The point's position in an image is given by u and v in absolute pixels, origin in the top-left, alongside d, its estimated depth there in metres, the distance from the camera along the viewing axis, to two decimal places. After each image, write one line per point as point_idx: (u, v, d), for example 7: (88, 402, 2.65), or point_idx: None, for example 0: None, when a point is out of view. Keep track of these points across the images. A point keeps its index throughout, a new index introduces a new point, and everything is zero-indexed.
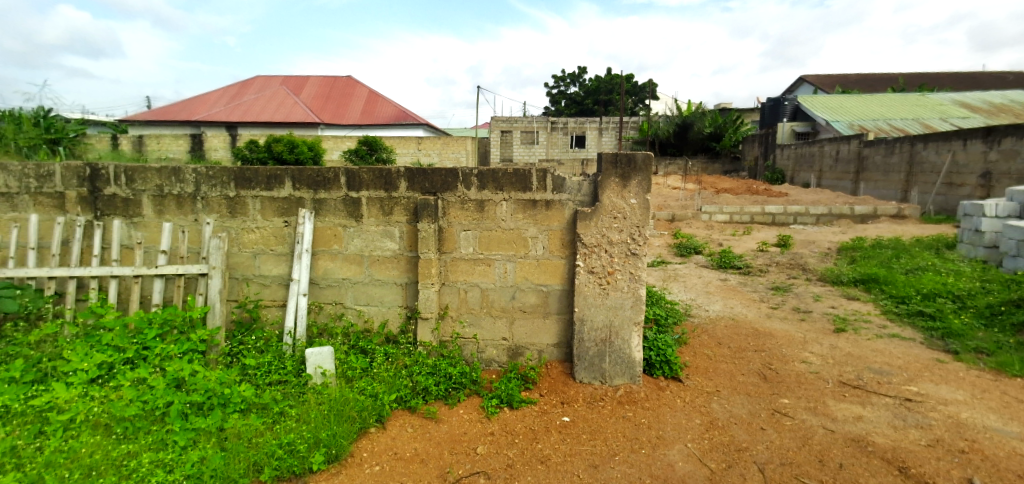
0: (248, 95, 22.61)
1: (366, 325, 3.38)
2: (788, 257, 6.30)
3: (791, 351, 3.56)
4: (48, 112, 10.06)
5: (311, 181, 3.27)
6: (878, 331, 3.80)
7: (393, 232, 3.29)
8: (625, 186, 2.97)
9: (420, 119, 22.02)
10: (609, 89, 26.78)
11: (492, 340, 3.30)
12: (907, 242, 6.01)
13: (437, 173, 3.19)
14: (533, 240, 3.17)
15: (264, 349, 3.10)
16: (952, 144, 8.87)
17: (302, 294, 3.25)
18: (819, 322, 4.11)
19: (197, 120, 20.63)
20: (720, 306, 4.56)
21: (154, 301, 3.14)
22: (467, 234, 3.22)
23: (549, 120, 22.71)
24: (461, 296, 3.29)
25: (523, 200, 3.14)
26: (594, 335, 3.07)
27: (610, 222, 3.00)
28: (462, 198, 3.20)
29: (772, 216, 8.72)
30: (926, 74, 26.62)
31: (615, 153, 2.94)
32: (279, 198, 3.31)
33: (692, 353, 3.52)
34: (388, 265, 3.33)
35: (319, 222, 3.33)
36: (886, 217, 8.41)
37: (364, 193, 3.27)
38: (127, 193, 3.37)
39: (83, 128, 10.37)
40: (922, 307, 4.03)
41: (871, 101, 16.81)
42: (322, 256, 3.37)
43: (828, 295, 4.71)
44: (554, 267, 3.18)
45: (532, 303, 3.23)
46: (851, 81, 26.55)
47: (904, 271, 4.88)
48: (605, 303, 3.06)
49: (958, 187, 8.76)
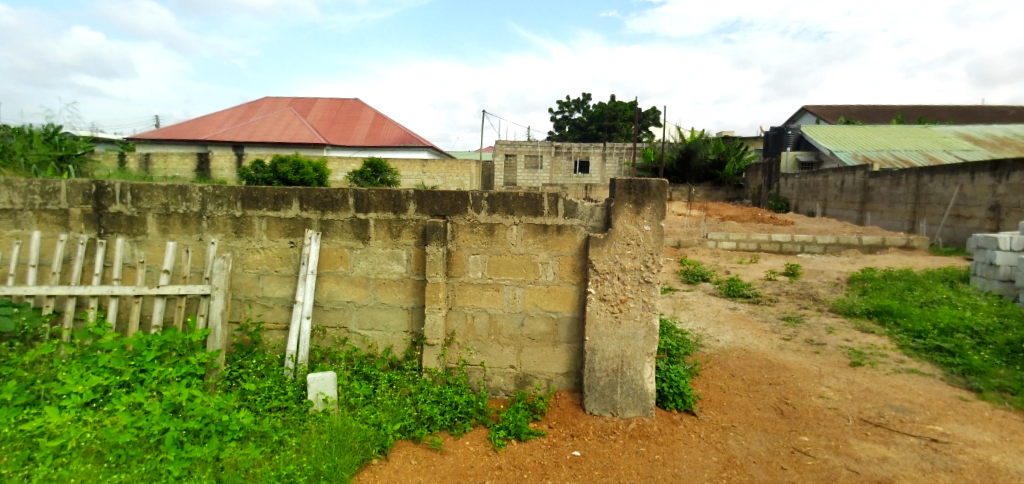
0: (256, 116, 22.91)
1: (370, 350, 3.30)
2: (797, 286, 6.21)
3: (807, 385, 3.44)
4: (58, 130, 10.19)
5: (319, 202, 3.23)
6: (896, 366, 3.70)
7: (400, 254, 3.23)
8: (638, 213, 2.92)
9: (425, 142, 22.23)
10: (612, 115, 27.04)
11: (499, 368, 3.20)
12: (918, 274, 5.92)
13: (447, 195, 3.15)
14: (543, 265, 3.11)
15: (264, 373, 3.00)
16: (959, 177, 8.85)
17: (306, 317, 3.17)
18: (834, 355, 4.00)
19: (204, 139, 20.86)
20: (731, 337, 4.45)
21: (154, 322, 3.06)
22: (476, 258, 3.16)
23: (553, 145, 22.88)
24: (468, 322, 3.20)
25: (534, 224, 3.08)
26: (605, 365, 2.98)
27: (622, 249, 2.93)
28: (471, 222, 3.15)
29: (778, 245, 8.65)
30: (927, 106, 26.88)
31: (628, 179, 2.89)
32: (286, 218, 3.26)
33: (704, 385, 3.42)
34: (394, 288, 3.26)
35: (326, 243, 3.28)
36: (894, 248, 8.33)
37: (372, 214, 3.22)
38: (131, 211, 3.33)
39: (92, 146, 10.48)
40: (940, 342, 3.92)
41: (874, 132, 16.90)
42: (326, 278, 3.31)
43: (841, 327, 4.61)
44: (564, 293, 3.10)
45: (541, 331, 3.15)
46: (852, 113, 26.75)
47: (918, 304, 4.79)
48: (617, 333, 2.97)
49: (966, 219, 8.71)
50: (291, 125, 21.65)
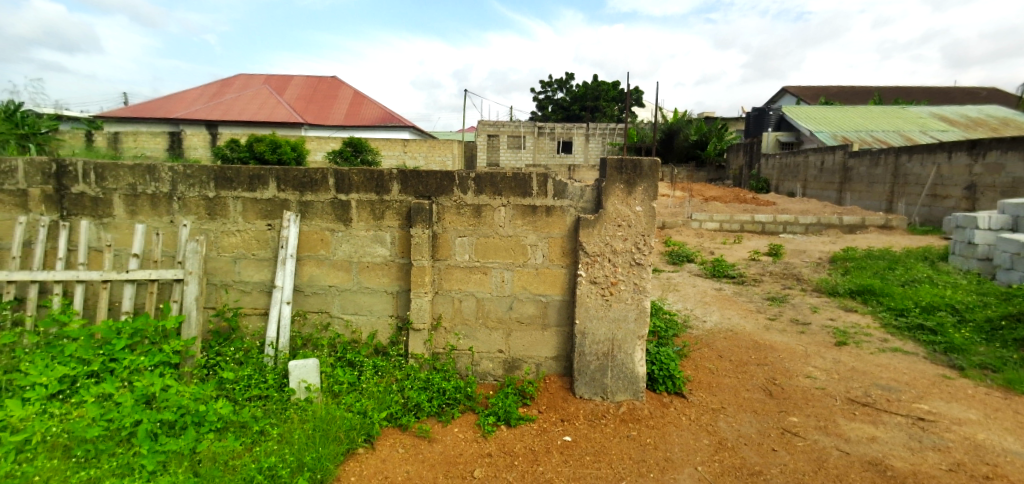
0: (229, 93, 22.14)
1: (354, 336, 3.19)
2: (780, 266, 6.26)
3: (794, 365, 3.46)
4: (19, 106, 9.67)
5: (297, 182, 3.08)
6: (880, 345, 3.74)
7: (384, 237, 3.11)
8: (630, 193, 2.84)
9: (406, 121, 21.81)
10: (596, 95, 26.80)
11: (488, 353, 3.13)
12: (898, 253, 6.02)
13: (432, 175, 3.02)
14: (532, 247, 3.02)
15: (243, 361, 2.88)
16: (937, 157, 9.00)
17: (285, 302, 3.04)
18: (819, 334, 4.03)
19: (176, 118, 20.11)
20: (718, 317, 4.45)
21: (124, 308, 2.90)
22: (463, 241, 3.06)
23: (536, 124, 22.63)
24: (455, 306, 3.12)
25: (522, 206, 2.99)
26: (595, 348, 2.93)
27: (614, 231, 2.86)
28: (458, 203, 3.04)
29: (761, 225, 8.72)
30: (903, 88, 27.31)
31: (619, 158, 2.80)
32: (262, 199, 3.10)
33: (693, 366, 3.41)
34: (378, 272, 3.15)
35: (305, 226, 3.14)
36: (873, 227, 8.46)
37: (354, 195, 3.09)
38: (96, 191, 3.13)
39: (55, 124, 9.98)
40: (922, 321, 3.98)
41: (853, 113, 17.11)
42: (306, 262, 3.17)
43: (825, 306, 4.65)
44: (554, 276, 3.03)
45: (530, 314, 3.08)
46: (832, 94, 27.02)
47: (899, 283, 4.85)
48: (608, 316, 2.92)
49: (943, 199, 8.88)
50: (267, 103, 21.00)
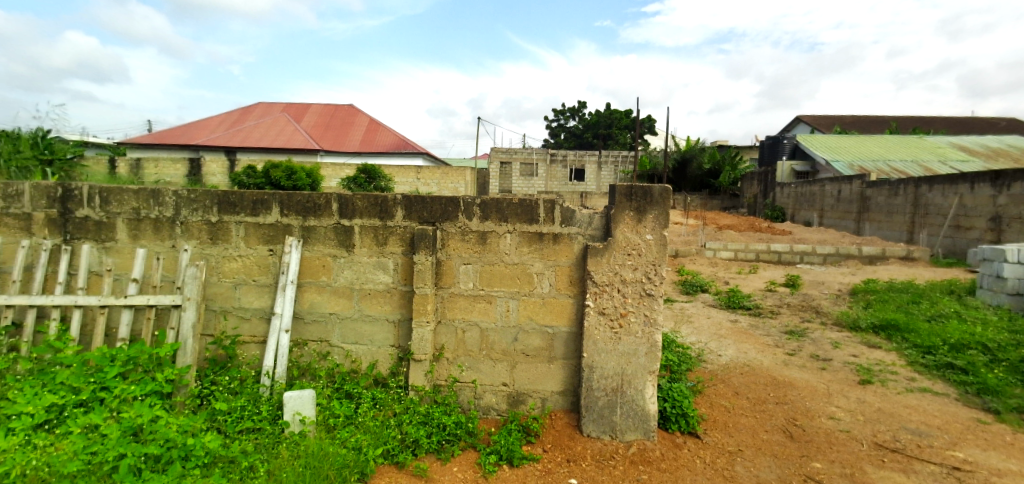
0: (249, 120, 22.70)
1: (353, 366, 3.09)
2: (798, 298, 6.06)
3: (816, 405, 3.26)
4: (47, 133, 9.98)
5: (301, 207, 3.04)
6: (907, 385, 3.52)
7: (387, 264, 3.04)
8: (640, 221, 2.74)
9: (420, 148, 22.09)
10: (608, 123, 26.97)
11: (492, 386, 3.00)
12: (922, 286, 5.79)
13: (436, 201, 2.96)
14: (538, 276, 2.92)
15: (238, 390, 2.79)
16: (958, 187, 8.78)
17: (284, 330, 2.96)
18: (842, 371, 3.82)
19: (196, 144, 20.62)
20: (733, 351, 4.27)
21: (121, 335, 2.85)
22: (467, 268, 2.98)
23: (548, 152, 22.75)
24: (458, 336, 3.01)
25: (529, 233, 2.90)
26: (604, 383, 2.79)
27: (623, 260, 2.76)
28: (462, 229, 2.96)
29: (777, 255, 8.52)
30: (920, 117, 27.09)
31: (629, 185, 2.72)
32: (265, 224, 3.07)
33: (708, 403, 3.24)
34: (380, 299, 3.06)
35: (307, 251, 3.09)
36: (894, 259, 8.21)
37: (357, 221, 3.03)
38: (100, 215, 3.12)
39: (80, 150, 10.27)
40: (952, 359, 3.75)
41: (869, 142, 16.92)
42: (307, 288, 3.11)
43: (847, 341, 4.44)
44: (560, 307, 2.92)
45: (536, 346, 2.96)
46: (847, 123, 26.87)
47: (925, 317, 4.63)
48: (616, 349, 2.78)
49: (966, 230, 8.62)
50: (285, 130, 21.47)
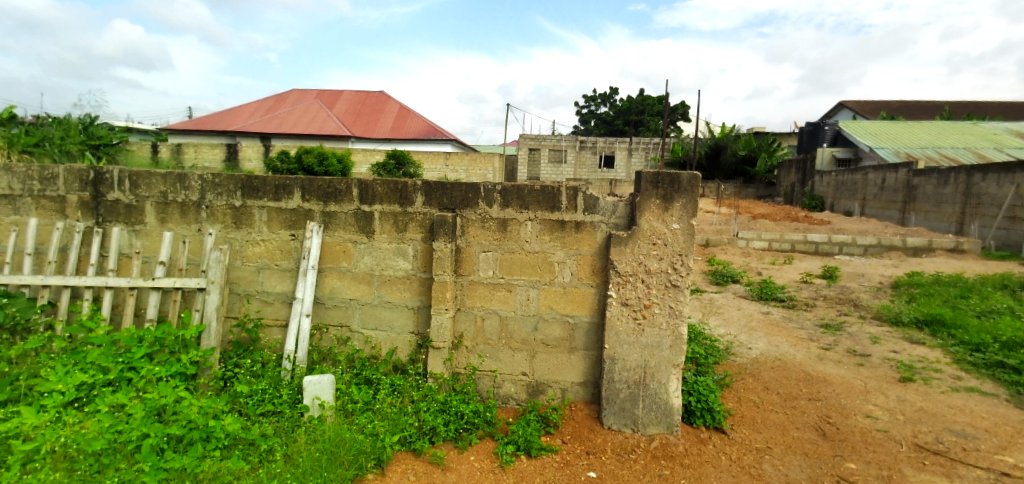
0: (282, 107, 23.15)
1: (373, 351, 3.09)
2: (836, 291, 5.79)
3: (851, 402, 3.09)
4: (94, 119, 10.41)
5: (322, 192, 3.04)
6: (952, 384, 3.29)
7: (407, 250, 3.01)
8: (667, 209, 2.62)
9: (448, 135, 22.10)
10: (639, 109, 26.38)
11: (511, 375, 2.96)
12: (972, 280, 5.43)
13: (456, 187, 2.91)
14: (559, 265, 2.84)
15: (260, 373, 2.83)
16: (1015, 175, 8.20)
17: (305, 315, 2.98)
18: (881, 368, 3.62)
19: (232, 131, 21.18)
20: (764, 345, 4.11)
21: (148, 316, 2.92)
22: (487, 256, 2.92)
23: (577, 138, 22.42)
24: (477, 325, 2.97)
25: (550, 220, 2.82)
26: (625, 376, 2.71)
27: (648, 249, 2.65)
28: (483, 216, 2.90)
29: (814, 245, 8.17)
30: (975, 102, 25.46)
31: (655, 171, 2.59)
32: (287, 209, 3.08)
33: (736, 398, 3.11)
34: (400, 286, 3.04)
35: (328, 237, 3.09)
36: (942, 250, 7.75)
37: (377, 206, 3.01)
38: (130, 199, 3.20)
39: (124, 136, 10.67)
40: (1003, 357, 3.49)
41: (918, 128, 16.01)
42: (328, 274, 3.12)
43: (887, 337, 4.20)
44: (582, 296, 2.83)
45: (556, 336, 2.89)
46: (894, 108, 25.49)
47: (974, 313, 4.34)
48: (639, 341, 2.69)
49: (1023, 221, 8.06)
50: (317, 116, 21.81)
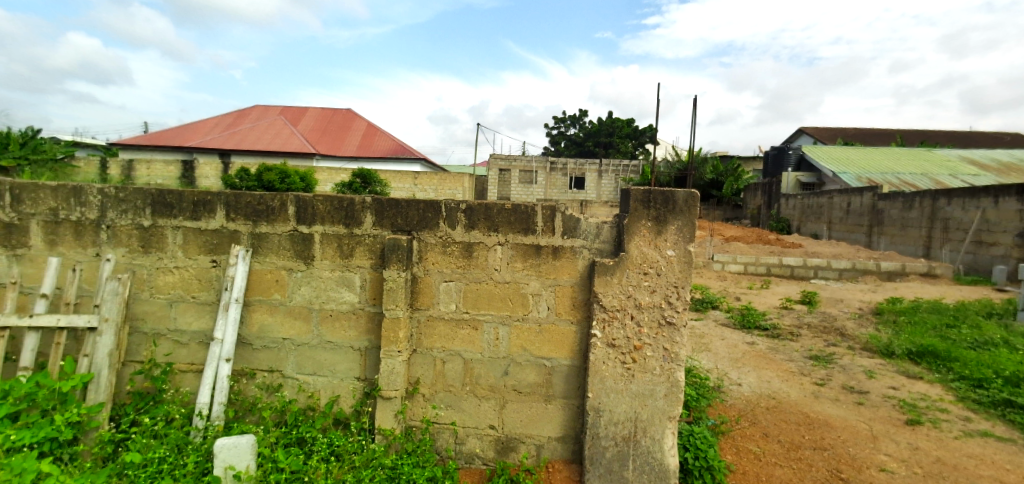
0: (244, 123, 22.27)
1: (309, 402, 2.58)
2: (818, 317, 5.57)
3: (861, 452, 2.72)
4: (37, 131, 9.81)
5: (250, 210, 2.57)
6: (963, 427, 2.97)
7: (352, 280, 2.54)
8: (659, 233, 2.24)
9: (418, 154, 21.62)
10: (609, 131, 26.52)
11: (475, 429, 2.49)
12: (955, 307, 5.28)
13: (413, 205, 2.47)
14: (534, 297, 2.42)
15: (162, 433, 2.28)
16: (980, 200, 8.33)
17: (225, 360, 2.47)
18: (883, 408, 3.29)
19: (190, 146, 20.17)
20: (754, 381, 3.76)
21: (22, 364, 2.34)
22: (449, 286, 2.48)
23: (548, 159, 22.25)
24: (436, 369, 2.51)
25: (524, 245, 2.41)
26: (612, 431, 2.28)
27: (638, 279, 2.26)
28: (444, 240, 2.46)
29: (790, 268, 8.04)
30: (924, 130, 26.79)
31: (646, 189, 2.22)
32: (207, 231, 2.59)
33: (734, 450, 2.71)
34: (343, 323, 2.56)
35: (257, 264, 2.60)
36: (915, 275, 7.71)
37: (318, 227, 2.54)
38: (11, 216, 2.61)
39: (74, 151, 10.42)
40: (1011, 395, 3.22)
41: (878, 154, 16.53)
42: (256, 308, 2.61)
43: (882, 371, 3.90)
44: (560, 335, 2.41)
45: (530, 382, 2.44)
46: (850, 135, 26.53)
47: (968, 345, 4.11)
48: (629, 390, 2.27)
49: (990, 246, 8.15)
50: (281, 133, 21.03)
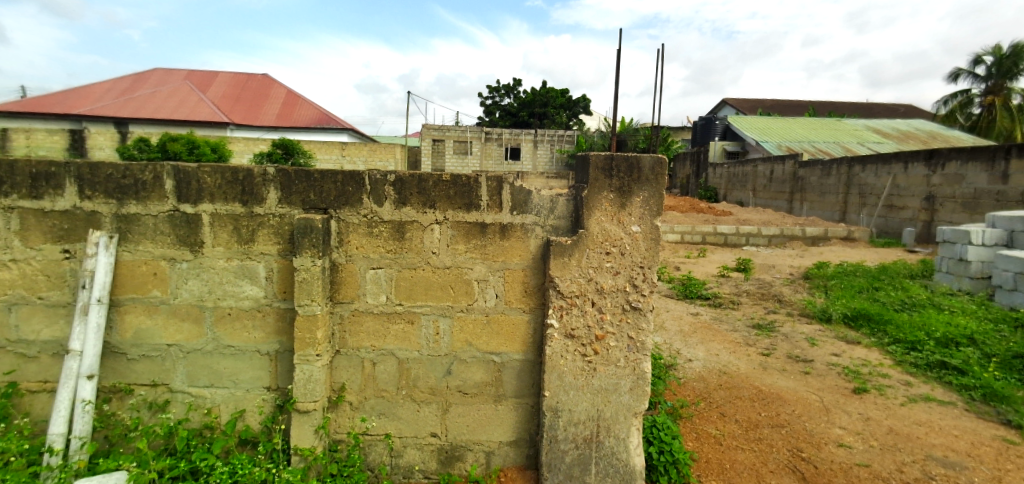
0: (142, 89, 19.76)
1: (206, 421, 2.11)
2: (754, 284, 5.66)
3: (818, 427, 2.65)
4: None
5: (112, 185, 1.99)
6: (907, 392, 3.02)
7: (255, 270, 2.05)
8: (623, 207, 1.94)
9: (345, 124, 20.26)
10: (543, 102, 26.18)
11: (414, 438, 2.14)
12: (878, 269, 5.55)
13: (328, 177, 2.01)
14: (480, 284, 2.06)
15: None
16: (892, 167, 8.92)
17: (85, 378, 1.93)
18: (829, 376, 3.29)
19: (76, 113, 17.64)
20: (704, 355, 3.68)
21: None
22: (378, 274, 2.06)
23: (483, 129, 21.58)
24: (365, 372, 2.11)
25: (465, 224, 2.03)
26: (572, 433, 2.01)
27: (598, 260, 1.96)
28: (369, 219, 2.03)
29: (724, 236, 8.23)
30: (831, 102, 28.78)
31: (608, 154, 1.90)
32: (54, 213, 1.99)
33: (694, 435, 2.55)
34: (247, 324, 2.08)
35: (127, 253, 2.04)
36: (836, 239, 8.14)
37: (206, 206, 2.01)
38: None
39: None
40: (943, 357, 3.33)
41: (795, 124, 17.45)
42: (128, 310, 2.06)
43: (822, 337, 3.95)
44: (511, 326, 2.08)
45: (477, 382, 2.11)
46: (768, 106, 27.96)
47: (897, 307, 4.28)
48: (590, 385, 2.00)
49: (899, 210, 8.79)
50: (187, 99, 18.85)
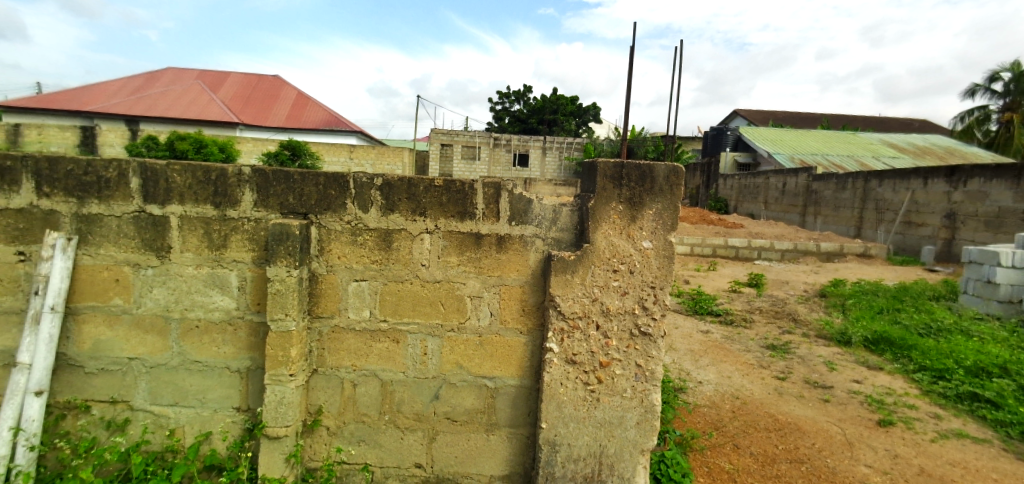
0: (154, 88, 19.84)
1: (168, 443, 1.92)
2: (767, 301, 5.42)
3: (842, 465, 2.42)
4: None
5: (74, 182, 1.81)
6: (937, 427, 2.78)
7: (226, 279, 1.87)
8: (634, 220, 1.74)
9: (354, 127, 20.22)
10: (553, 109, 26.04)
11: (396, 469, 1.94)
12: (898, 289, 5.29)
13: (310, 179, 1.83)
14: (474, 301, 1.86)
15: None
16: (910, 182, 8.65)
17: (34, 394, 1.75)
18: (850, 406, 3.05)
19: (88, 111, 17.73)
20: (715, 377, 3.45)
21: None
22: (361, 287, 1.87)
23: (492, 135, 21.44)
24: (344, 394, 1.92)
25: (458, 235, 1.84)
26: (570, 470, 1.81)
27: (605, 278, 1.76)
28: (353, 226, 1.84)
29: (735, 250, 7.99)
30: (845, 115, 28.42)
31: (619, 161, 1.70)
32: (9, 212, 1.82)
33: (706, 471, 2.32)
34: (216, 337, 1.90)
35: (87, 258, 1.86)
36: (852, 255, 7.86)
37: (175, 208, 1.83)
38: None
39: None
40: (975, 388, 3.09)
41: (808, 137, 17.18)
42: (87, 320, 1.89)
43: (842, 362, 3.71)
44: (506, 348, 1.88)
45: (467, 408, 1.91)
46: (779, 119, 27.67)
47: (921, 331, 4.03)
48: (591, 418, 1.79)
49: (918, 226, 8.51)
50: (197, 99, 18.88)
